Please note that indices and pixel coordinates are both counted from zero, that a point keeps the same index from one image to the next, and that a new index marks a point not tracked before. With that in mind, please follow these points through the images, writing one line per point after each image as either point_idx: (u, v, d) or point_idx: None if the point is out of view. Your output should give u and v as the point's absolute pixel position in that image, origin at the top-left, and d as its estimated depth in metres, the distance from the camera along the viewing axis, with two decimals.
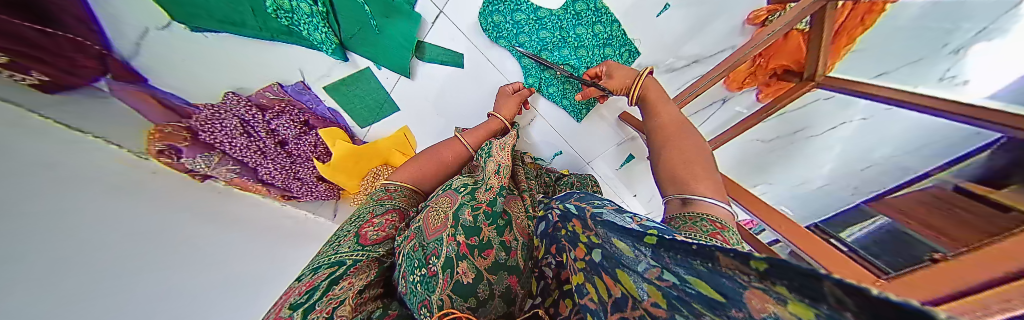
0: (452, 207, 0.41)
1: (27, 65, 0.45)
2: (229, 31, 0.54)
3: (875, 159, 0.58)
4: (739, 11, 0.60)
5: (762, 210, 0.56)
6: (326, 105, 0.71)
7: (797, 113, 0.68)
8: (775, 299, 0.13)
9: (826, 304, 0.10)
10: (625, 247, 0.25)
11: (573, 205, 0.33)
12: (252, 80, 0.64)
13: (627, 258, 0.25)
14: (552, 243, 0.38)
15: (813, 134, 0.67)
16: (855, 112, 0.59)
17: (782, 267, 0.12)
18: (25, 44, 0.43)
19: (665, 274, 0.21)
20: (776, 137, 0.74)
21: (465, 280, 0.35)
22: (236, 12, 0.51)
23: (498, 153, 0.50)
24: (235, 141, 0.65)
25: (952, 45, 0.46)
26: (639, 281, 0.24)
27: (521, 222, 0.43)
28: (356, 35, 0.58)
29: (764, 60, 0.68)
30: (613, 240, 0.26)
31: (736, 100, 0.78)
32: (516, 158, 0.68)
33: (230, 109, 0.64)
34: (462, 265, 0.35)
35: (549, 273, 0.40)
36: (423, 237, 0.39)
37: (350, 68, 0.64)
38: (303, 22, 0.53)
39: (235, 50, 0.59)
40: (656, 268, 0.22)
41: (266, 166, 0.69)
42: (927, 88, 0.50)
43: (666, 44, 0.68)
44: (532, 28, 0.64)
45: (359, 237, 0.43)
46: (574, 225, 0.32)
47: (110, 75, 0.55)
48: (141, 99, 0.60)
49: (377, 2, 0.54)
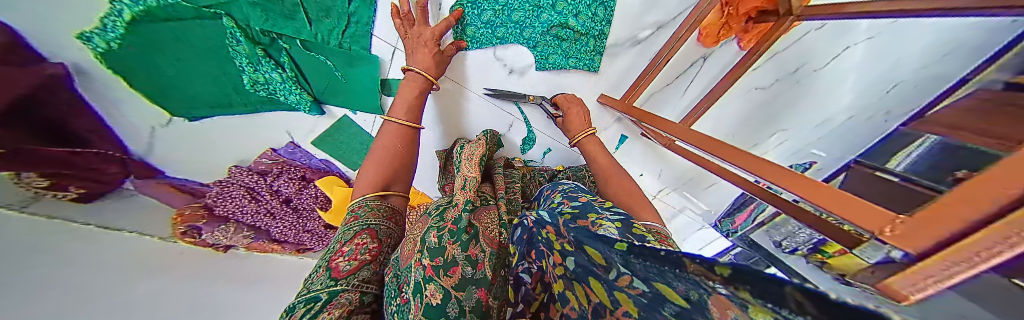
0: (422, 232, 0.42)
1: (68, 183, 0.52)
2: (220, 113, 0.61)
3: (895, 72, 0.51)
4: None
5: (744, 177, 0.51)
6: (318, 157, 0.75)
7: (792, 49, 0.67)
8: (737, 304, 0.13)
9: (788, 308, 0.09)
10: (595, 253, 0.26)
11: (546, 214, 0.37)
12: (247, 153, 0.70)
13: (599, 266, 0.26)
14: (530, 247, 0.37)
15: (818, 67, 0.63)
16: (858, 35, 0.56)
17: (744, 271, 0.11)
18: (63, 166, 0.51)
19: (635, 282, 0.22)
20: (774, 81, 0.72)
21: (434, 302, 0.34)
22: (223, 96, 0.58)
23: (466, 168, 0.55)
24: (246, 209, 0.70)
25: None
26: (609, 288, 0.25)
27: (490, 231, 0.43)
28: (326, 89, 0.63)
29: (733, 8, 0.65)
30: (584, 246, 0.28)
31: (716, 56, 0.76)
32: (492, 162, 0.71)
33: (236, 181, 0.69)
34: (430, 288, 0.35)
35: (528, 279, 0.38)
36: (399, 267, 0.41)
37: (330, 119, 0.69)
38: (279, 89, 0.60)
39: (230, 127, 0.65)
40: (627, 276, 0.23)
41: (278, 226, 0.74)
42: None
43: (626, 19, 0.67)
44: (485, 40, 0.68)
45: (331, 271, 0.41)
46: (549, 231, 0.35)
47: (132, 176, 0.62)
48: (160, 190, 0.66)
49: (339, 55, 0.61)
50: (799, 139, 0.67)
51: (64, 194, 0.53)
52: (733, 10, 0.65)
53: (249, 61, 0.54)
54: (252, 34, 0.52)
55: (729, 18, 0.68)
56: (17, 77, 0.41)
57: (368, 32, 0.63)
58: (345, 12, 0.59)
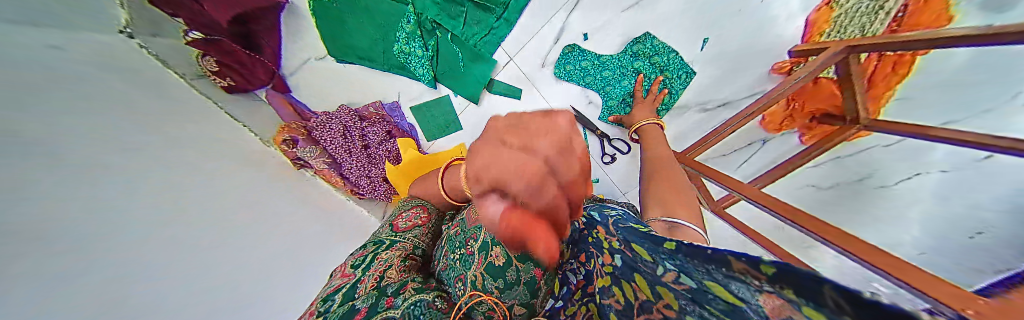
0: None
1: (226, 73, 0.70)
2: (361, 64, 0.78)
3: (983, 216, 0.49)
4: (765, 60, 0.69)
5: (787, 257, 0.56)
6: (408, 121, 0.85)
7: (854, 159, 0.68)
8: (792, 305, 0.12)
9: (808, 299, 0.10)
10: (641, 249, 0.28)
11: (597, 214, 0.40)
12: (359, 98, 0.83)
13: (643, 262, 0.27)
14: (581, 248, 0.38)
15: (884, 184, 0.63)
16: (934, 163, 0.56)
17: (786, 269, 0.12)
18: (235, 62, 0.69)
19: (682, 278, 0.21)
20: (833, 184, 0.72)
21: (496, 262, 0.38)
22: (373, 53, 0.76)
23: None
24: (334, 140, 0.79)
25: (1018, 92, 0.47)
26: (652, 284, 0.25)
27: None
28: (448, 72, 0.79)
29: (799, 104, 0.72)
30: (631, 244, 0.29)
31: (777, 141, 0.80)
32: None
33: (339, 117, 0.79)
34: (495, 250, 0.38)
35: (574, 280, 0.39)
36: (466, 227, 0.46)
37: (434, 94, 0.82)
38: (414, 61, 0.76)
39: (357, 75, 0.81)
40: (673, 271, 0.23)
41: (349, 163, 0.80)
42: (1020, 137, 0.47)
43: (697, 88, 0.77)
44: (576, 76, 0.80)
45: (393, 226, 0.55)
46: (599, 231, 0.36)
47: (269, 85, 0.79)
48: (283, 104, 0.81)
49: (469, 51, 0.77)
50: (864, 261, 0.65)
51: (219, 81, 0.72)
52: (799, 106, 0.72)
53: (407, 36, 0.73)
54: (421, 20, 0.72)
55: (796, 112, 0.74)
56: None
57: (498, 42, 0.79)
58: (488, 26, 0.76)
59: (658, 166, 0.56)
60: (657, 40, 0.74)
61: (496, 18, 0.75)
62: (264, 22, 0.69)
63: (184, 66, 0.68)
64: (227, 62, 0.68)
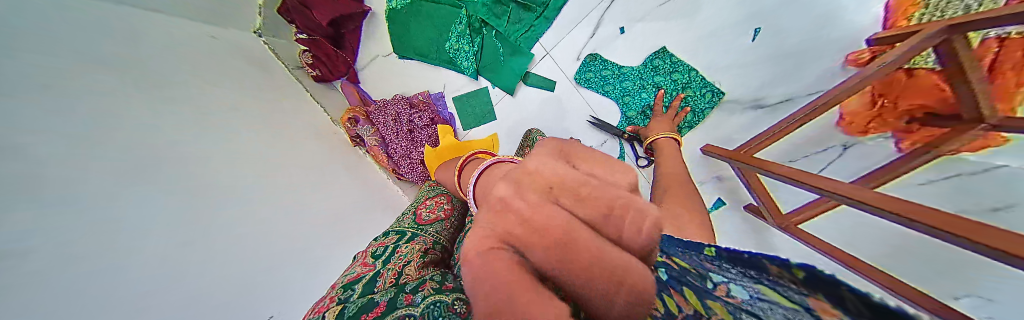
0: None
1: (317, 65, 0.92)
2: (418, 59, 0.93)
3: None
4: (834, 51, 0.62)
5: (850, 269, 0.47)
6: (449, 110, 0.95)
7: None
8: (826, 301, 0.10)
9: (844, 309, 0.09)
10: (682, 260, 0.24)
11: None
12: (411, 88, 0.96)
13: (689, 275, 0.22)
14: None
15: None
16: None
17: (817, 275, 0.11)
18: (324, 55, 0.92)
19: (735, 290, 0.18)
20: None
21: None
22: (429, 49, 0.90)
23: None
24: (388, 123, 0.90)
25: None
26: (701, 298, 0.20)
27: None
28: (489, 65, 0.89)
29: (891, 101, 0.61)
30: (670, 256, 0.25)
31: (866, 149, 0.64)
32: None
33: (393, 104, 0.92)
34: None
35: None
36: None
37: (474, 86, 0.92)
38: (462, 55, 0.89)
39: (412, 69, 0.95)
40: (725, 284, 0.19)
41: (397, 144, 0.89)
42: None
43: (747, 83, 0.72)
44: (614, 80, 0.82)
45: (416, 217, 0.57)
46: None
47: (346, 77, 0.98)
48: (351, 90, 0.97)
49: (509, 46, 0.87)
50: None
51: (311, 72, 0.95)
52: (891, 104, 0.61)
53: (458, 35, 0.88)
54: (472, 20, 0.87)
55: (887, 111, 0.62)
56: (351, 5, 0.89)
57: (536, 38, 0.87)
58: (527, 24, 0.86)
59: (678, 182, 0.47)
60: (676, 58, 0.78)
61: (537, 16, 0.85)
62: (350, 24, 0.92)
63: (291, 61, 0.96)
64: (318, 54, 0.90)
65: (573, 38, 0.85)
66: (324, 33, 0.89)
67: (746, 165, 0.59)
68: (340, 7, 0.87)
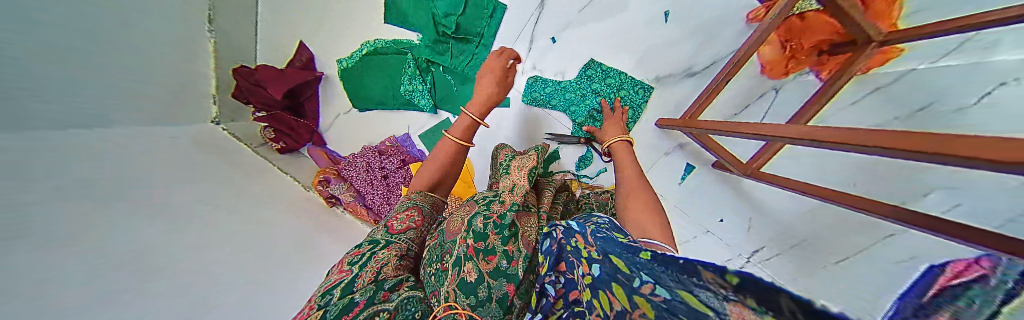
0: (469, 215, 0.47)
1: (281, 138, 0.92)
2: (379, 108, 1.01)
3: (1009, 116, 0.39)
4: (736, 13, 0.70)
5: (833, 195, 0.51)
6: (418, 148, 0.98)
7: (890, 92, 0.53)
8: (750, 308, 0.12)
9: (773, 309, 0.11)
10: (621, 262, 0.27)
11: (574, 224, 0.38)
12: (377, 137, 1.03)
13: (624, 274, 0.25)
14: (560, 259, 0.37)
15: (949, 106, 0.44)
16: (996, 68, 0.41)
17: (747, 278, 0.12)
18: (285, 126, 0.93)
19: (659, 289, 0.20)
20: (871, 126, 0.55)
21: (469, 278, 0.39)
22: (387, 97, 0.99)
23: (515, 173, 0.56)
24: (360, 175, 0.92)
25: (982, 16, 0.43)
26: (630, 296, 0.23)
27: (528, 236, 0.44)
28: (444, 98, 0.94)
29: (796, 43, 0.69)
30: (613, 257, 0.28)
31: (791, 89, 0.71)
32: (547, 178, 0.75)
33: (362, 157, 0.95)
34: (468, 265, 0.40)
35: (551, 292, 0.37)
36: (444, 238, 0.48)
37: (435, 119, 0.97)
38: (417, 96, 0.96)
39: (376, 118, 1.02)
40: (649, 283, 0.22)
41: (373, 193, 0.89)
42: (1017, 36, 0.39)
43: (677, 58, 0.79)
44: (558, 92, 0.93)
45: (388, 228, 0.52)
46: (576, 240, 0.35)
47: (313, 142, 1.02)
48: (320, 154, 0.99)
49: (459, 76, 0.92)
50: None
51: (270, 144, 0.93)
52: (796, 45, 0.69)
53: (410, 77, 0.95)
54: (420, 62, 0.94)
55: (798, 52, 0.70)
56: (305, 74, 0.95)
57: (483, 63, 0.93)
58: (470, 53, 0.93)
59: (636, 192, 0.51)
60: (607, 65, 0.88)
61: (476, 45, 0.93)
62: (307, 93, 0.98)
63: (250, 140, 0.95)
64: (280, 127, 0.92)
65: (514, 64, 0.95)
66: (282, 106, 0.91)
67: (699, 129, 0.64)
68: (292, 79, 0.91)
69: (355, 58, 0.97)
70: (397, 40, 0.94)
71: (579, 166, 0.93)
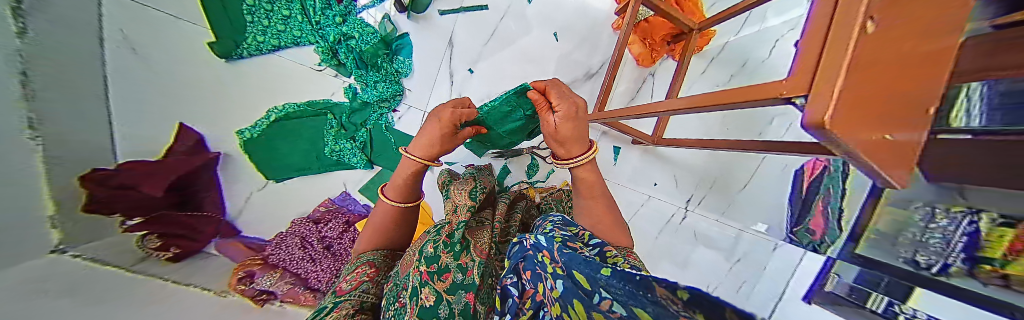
0: (422, 244, 0.45)
1: (173, 242, 0.73)
2: (302, 174, 0.93)
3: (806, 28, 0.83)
4: (605, 31, 1.00)
5: (764, 146, 0.61)
6: (361, 203, 0.97)
7: (728, 56, 0.94)
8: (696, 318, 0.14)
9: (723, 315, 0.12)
10: (581, 276, 0.30)
11: (541, 238, 0.39)
12: (308, 202, 0.95)
13: (586, 290, 0.28)
14: (518, 267, 0.38)
15: (760, 59, 0.88)
16: (779, 30, 0.86)
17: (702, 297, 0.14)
18: (178, 225, 0.75)
19: (615, 306, 0.24)
20: (730, 77, 0.92)
21: (427, 304, 0.38)
22: (309, 161, 0.93)
23: (456, 193, 0.59)
24: (294, 255, 0.81)
25: (761, 14, 0.90)
26: (589, 311, 0.26)
27: (481, 245, 0.47)
28: (381, 153, 0.97)
29: (651, 39, 0.92)
30: (574, 272, 0.31)
31: (660, 71, 0.97)
32: (500, 195, 0.75)
33: (294, 231, 0.87)
34: (425, 291, 0.39)
35: (515, 291, 0.36)
36: (399, 275, 0.44)
37: (370, 172, 0.97)
38: (346, 154, 0.95)
39: (298, 185, 0.94)
40: (608, 300, 0.25)
41: (317, 272, 0.79)
42: (774, 21, 0.88)
43: (578, 64, 1.00)
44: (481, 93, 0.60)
45: (336, 290, 0.46)
46: (544, 254, 0.36)
47: (219, 236, 0.85)
48: (234, 248, 0.84)
49: (398, 134, 0.98)
50: (776, 130, 0.88)
51: (161, 254, 0.70)
52: (651, 40, 0.92)
53: (334, 137, 0.94)
54: (341, 120, 0.94)
55: (653, 45, 0.93)
56: (186, 160, 0.79)
57: (399, 100, 0.97)
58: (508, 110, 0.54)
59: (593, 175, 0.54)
60: (511, 76, 0.99)
61: (392, 93, 0.96)
62: (200, 180, 0.81)
63: (121, 259, 0.63)
64: (172, 231, 0.74)
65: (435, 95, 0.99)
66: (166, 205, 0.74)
67: (626, 116, 0.71)
68: (179, 167, 0.77)
69: (261, 127, 0.89)
70: (312, 101, 0.93)
71: (528, 174, 1.04)
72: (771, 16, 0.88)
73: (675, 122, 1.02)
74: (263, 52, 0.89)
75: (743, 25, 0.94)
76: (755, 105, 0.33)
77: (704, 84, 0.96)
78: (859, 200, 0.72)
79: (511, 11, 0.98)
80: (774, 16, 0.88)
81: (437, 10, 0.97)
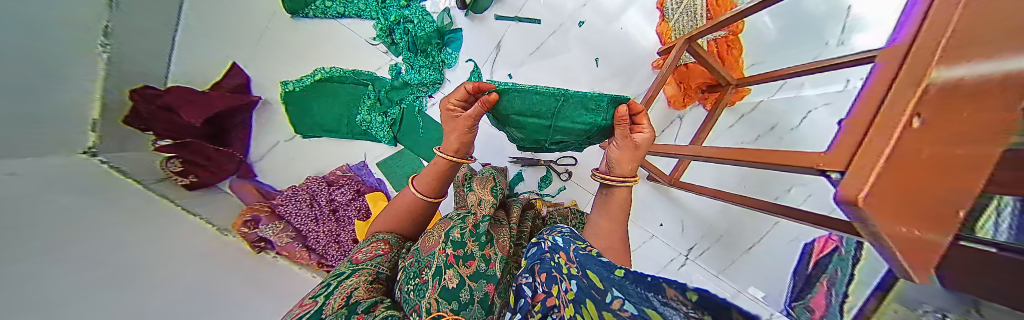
0: (445, 229, 0.46)
1: (193, 170, 0.77)
2: (328, 135, 0.96)
3: (841, 104, 0.84)
4: (643, 66, 1.02)
5: (751, 203, 0.63)
6: (375, 176, 0.97)
7: (762, 115, 0.94)
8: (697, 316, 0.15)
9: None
10: (596, 276, 0.30)
11: (560, 240, 0.40)
12: (327, 164, 0.96)
13: (598, 291, 0.28)
14: (538, 262, 0.38)
15: (791, 126, 0.90)
16: (816, 101, 0.87)
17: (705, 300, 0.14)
18: (202, 156, 0.78)
19: (625, 305, 0.24)
20: (758, 137, 0.94)
21: (450, 285, 0.39)
22: (337, 125, 0.96)
23: (479, 188, 0.60)
24: (301, 211, 0.82)
25: (800, 82, 0.91)
26: (599, 310, 0.26)
27: (503, 242, 0.49)
28: (407, 134, 0.99)
29: (686, 84, 0.95)
30: (588, 271, 0.32)
31: (689, 115, 0.98)
32: (511, 199, 0.76)
33: (306, 187, 0.86)
34: (449, 273, 0.40)
35: (529, 292, 0.35)
36: (420, 254, 0.45)
37: (392, 149, 0.99)
38: (375, 126, 0.97)
39: (320, 145, 0.96)
40: (618, 298, 0.25)
41: (318, 232, 0.80)
42: (813, 91, 0.89)
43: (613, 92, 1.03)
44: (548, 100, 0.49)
45: (350, 259, 0.48)
46: (560, 256, 0.37)
47: (235, 174, 0.86)
48: (248, 190, 0.86)
49: (428, 119, 1.00)
50: (793, 198, 0.89)
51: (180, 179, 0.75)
52: (685, 85, 0.95)
53: (368, 108, 0.97)
54: (378, 94, 0.98)
55: (687, 90, 0.96)
56: (232, 98, 0.83)
57: (436, 88, 1.01)
58: (592, 105, 0.48)
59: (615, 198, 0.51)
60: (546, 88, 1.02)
61: (433, 79, 0.99)
62: (234, 120, 0.85)
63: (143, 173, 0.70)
64: (195, 160, 0.77)
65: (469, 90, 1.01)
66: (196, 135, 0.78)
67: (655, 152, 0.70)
68: (218, 101, 0.81)
69: (305, 83, 0.93)
70: (358, 70, 0.97)
71: (541, 185, 1.05)
72: (810, 85, 0.90)
73: (696, 168, 1.03)
74: (325, 16, 0.95)
75: (781, 88, 0.94)
76: (774, 166, 0.35)
77: (730, 138, 0.98)
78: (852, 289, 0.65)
79: (559, 30, 1.03)
80: (813, 87, 0.89)
81: (494, 14, 1.03)
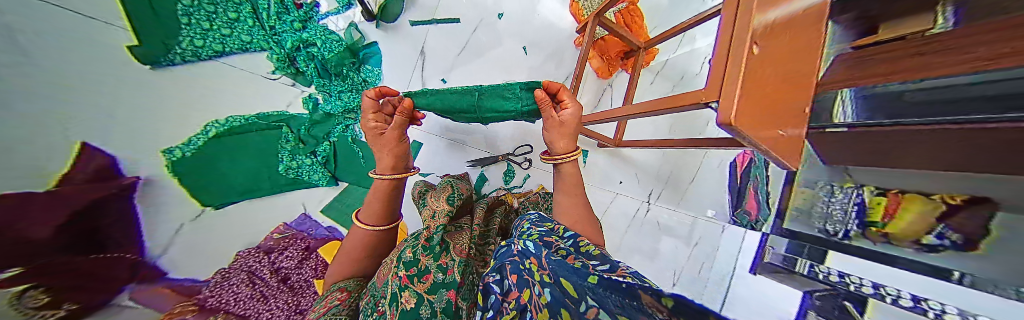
0: (398, 254, 0.43)
1: (70, 296, 0.49)
2: (247, 197, 0.82)
3: None
4: (567, 43, 1.09)
5: (694, 142, 0.69)
6: (324, 226, 0.96)
7: (672, 66, 1.09)
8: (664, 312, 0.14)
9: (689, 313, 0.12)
10: (570, 285, 0.29)
11: (530, 245, 0.41)
12: (261, 227, 0.86)
13: (571, 297, 0.27)
14: (505, 273, 0.37)
15: (695, 71, 1.05)
16: (708, 47, 1.04)
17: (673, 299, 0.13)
18: (76, 273, 0.50)
19: (600, 314, 0.22)
20: (673, 87, 1.08)
21: (408, 306, 0.37)
22: (257, 181, 0.83)
23: (433, 201, 0.58)
24: (241, 295, 0.70)
25: (694, 35, 1.06)
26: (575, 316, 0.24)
27: (459, 246, 0.48)
28: (346, 168, 0.96)
29: (607, 55, 1.03)
30: (561, 278, 0.31)
31: (616, 82, 1.08)
32: (479, 202, 0.74)
33: (243, 264, 0.77)
34: (406, 294, 0.38)
35: (498, 289, 0.35)
36: (376, 287, 0.42)
37: (335, 190, 0.97)
38: (306, 171, 0.91)
39: (240, 210, 0.82)
40: (594, 307, 0.24)
41: (269, 311, 0.69)
42: (701, 38, 1.06)
43: (548, 75, 1.07)
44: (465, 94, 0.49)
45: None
46: (532, 262, 0.37)
47: None
48: None
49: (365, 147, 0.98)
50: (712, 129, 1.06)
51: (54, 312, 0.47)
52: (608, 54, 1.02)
53: (291, 152, 0.88)
54: (298, 135, 0.89)
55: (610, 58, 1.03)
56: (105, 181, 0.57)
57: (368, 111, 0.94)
58: (505, 93, 0.49)
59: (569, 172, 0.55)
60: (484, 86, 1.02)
61: (358, 104, 0.93)
62: None
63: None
64: (66, 282, 0.49)
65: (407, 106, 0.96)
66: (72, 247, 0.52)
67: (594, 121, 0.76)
68: (93, 187, 0.54)
69: (196, 144, 0.72)
70: (262, 114, 0.84)
71: (505, 180, 1.06)
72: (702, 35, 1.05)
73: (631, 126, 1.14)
74: (197, 59, 0.75)
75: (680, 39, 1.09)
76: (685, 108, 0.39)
77: (654, 91, 1.09)
78: (779, 185, 0.88)
79: (482, 25, 1.02)
80: (701, 34, 1.06)
81: (408, 20, 0.97)
